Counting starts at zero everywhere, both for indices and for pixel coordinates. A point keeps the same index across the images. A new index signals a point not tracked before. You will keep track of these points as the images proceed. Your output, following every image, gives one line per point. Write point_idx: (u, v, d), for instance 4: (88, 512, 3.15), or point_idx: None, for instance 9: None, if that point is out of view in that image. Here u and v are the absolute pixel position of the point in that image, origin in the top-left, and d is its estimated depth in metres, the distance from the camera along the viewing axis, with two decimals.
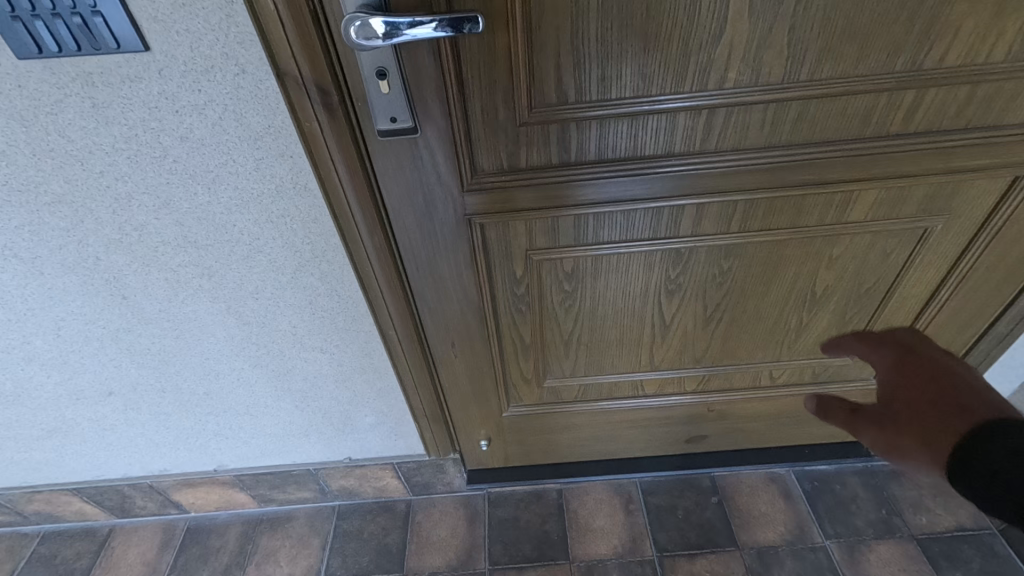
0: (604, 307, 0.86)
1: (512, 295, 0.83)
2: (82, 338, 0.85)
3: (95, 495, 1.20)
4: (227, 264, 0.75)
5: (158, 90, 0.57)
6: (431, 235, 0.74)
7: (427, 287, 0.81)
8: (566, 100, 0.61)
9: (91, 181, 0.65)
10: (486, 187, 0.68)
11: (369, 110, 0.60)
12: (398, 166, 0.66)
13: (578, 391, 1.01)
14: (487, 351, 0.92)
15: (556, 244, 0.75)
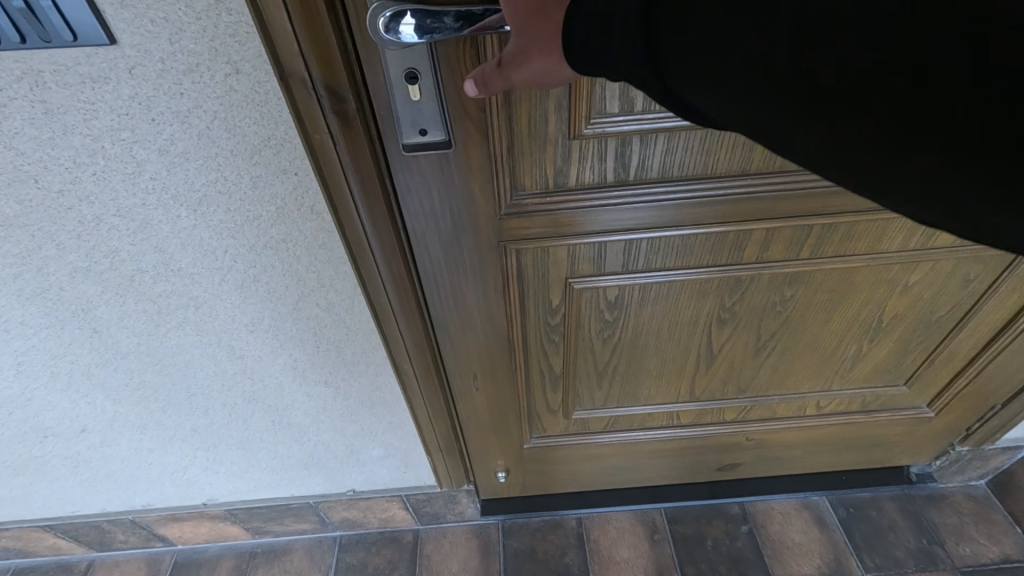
0: (647, 337, 0.76)
1: (545, 325, 0.74)
2: (47, 374, 0.74)
3: (70, 531, 1.09)
4: (216, 293, 0.64)
5: (129, 94, 0.46)
6: (457, 260, 0.64)
7: (451, 317, 0.72)
8: (631, 109, 0.52)
9: (49, 201, 0.53)
10: (525, 209, 0.59)
11: (394, 121, 0.50)
12: (423, 185, 0.56)
13: (608, 422, 0.92)
14: (512, 383, 0.83)
15: (603, 270, 0.67)
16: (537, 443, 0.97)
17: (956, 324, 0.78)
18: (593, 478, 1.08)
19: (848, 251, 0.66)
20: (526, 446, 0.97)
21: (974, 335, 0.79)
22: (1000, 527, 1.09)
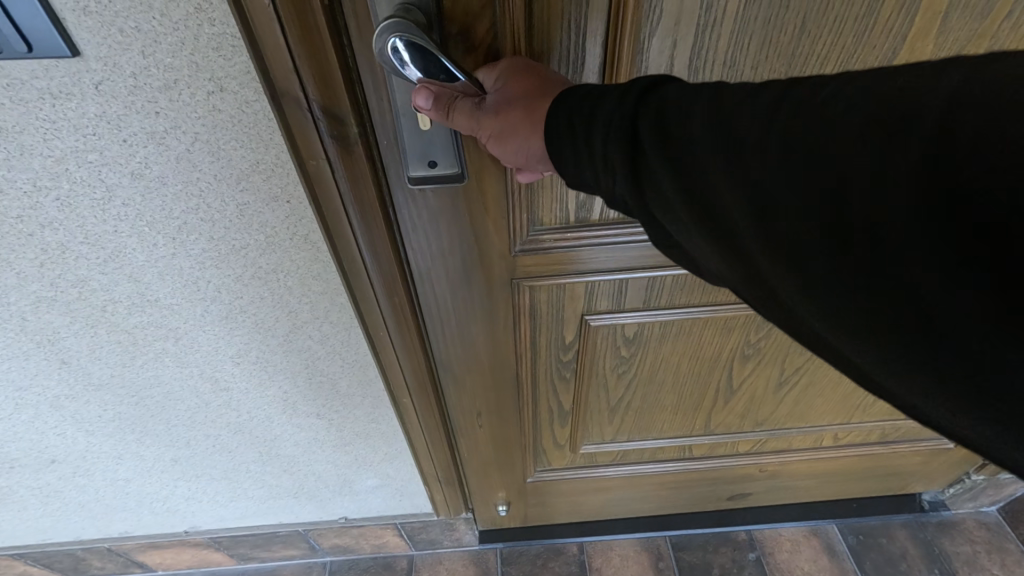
0: (664, 371, 0.72)
1: (556, 361, 0.69)
2: (11, 406, 0.67)
3: (43, 558, 1.02)
4: (198, 325, 0.58)
5: (96, 112, 0.40)
6: (464, 295, 0.60)
7: (455, 354, 0.67)
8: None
9: (7, 227, 0.47)
10: (540, 244, 0.55)
11: (400, 151, 0.45)
12: (430, 217, 0.51)
13: (617, 454, 0.88)
14: (518, 419, 0.78)
15: (622, 306, 0.63)
16: (542, 476, 0.92)
17: None
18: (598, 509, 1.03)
19: None
20: (529, 480, 0.92)
21: None
22: (1013, 557, 1.05)
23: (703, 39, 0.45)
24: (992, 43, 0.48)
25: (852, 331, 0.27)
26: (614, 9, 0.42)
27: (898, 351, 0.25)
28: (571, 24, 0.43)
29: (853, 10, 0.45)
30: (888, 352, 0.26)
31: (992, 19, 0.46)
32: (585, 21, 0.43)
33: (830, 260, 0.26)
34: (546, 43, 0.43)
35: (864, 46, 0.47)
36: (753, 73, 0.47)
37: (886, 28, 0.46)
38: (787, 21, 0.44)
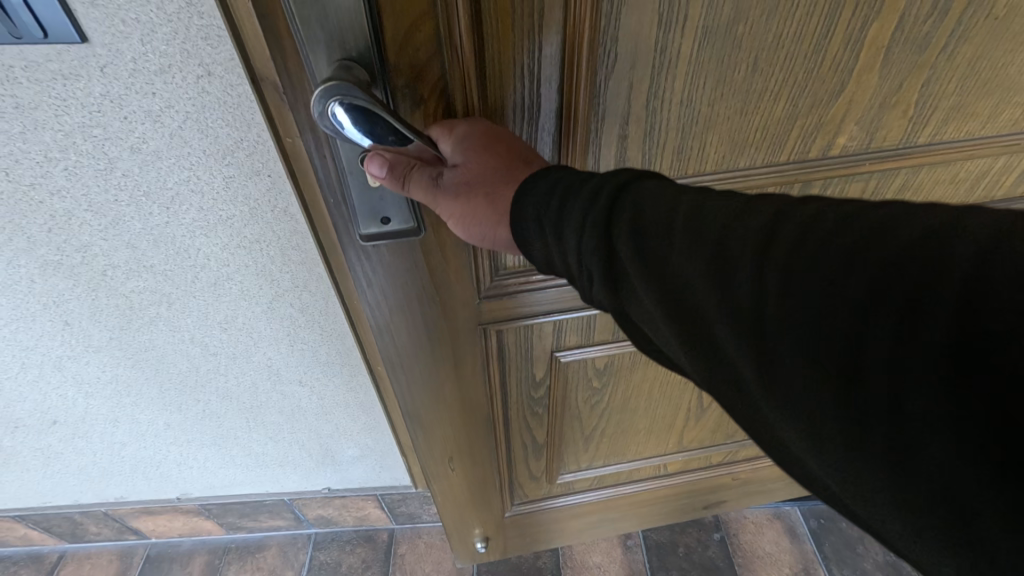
0: (638, 401, 0.84)
1: (528, 398, 0.79)
2: (19, 365, 0.73)
3: (42, 522, 1.08)
4: (190, 291, 0.64)
5: (101, 91, 0.45)
6: (431, 341, 0.65)
7: (418, 400, 0.71)
8: (625, 166, 0.55)
9: (20, 195, 0.53)
10: (506, 288, 0.63)
11: (350, 211, 0.49)
12: (378, 288, 0.57)
13: (592, 480, 0.98)
14: (489, 458, 0.85)
15: (590, 340, 0.73)
16: (519, 510, 0.99)
17: None
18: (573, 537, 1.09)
19: None
20: (508, 515, 0.99)
21: None
22: None
23: (658, 80, 0.49)
24: (930, 74, 0.55)
25: (844, 469, 0.28)
26: (567, 57, 0.46)
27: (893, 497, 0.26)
28: (524, 70, 0.46)
29: (804, 50, 0.50)
30: (880, 492, 0.27)
31: (931, 51, 0.53)
32: (539, 68, 0.46)
33: (828, 405, 0.27)
34: (498, 89, 0.46)
35: (814, 80, 0.53)
36: (711, 109, 0.52)
37: (834, 63, 0.52)
38: (742, 61, 0.49)
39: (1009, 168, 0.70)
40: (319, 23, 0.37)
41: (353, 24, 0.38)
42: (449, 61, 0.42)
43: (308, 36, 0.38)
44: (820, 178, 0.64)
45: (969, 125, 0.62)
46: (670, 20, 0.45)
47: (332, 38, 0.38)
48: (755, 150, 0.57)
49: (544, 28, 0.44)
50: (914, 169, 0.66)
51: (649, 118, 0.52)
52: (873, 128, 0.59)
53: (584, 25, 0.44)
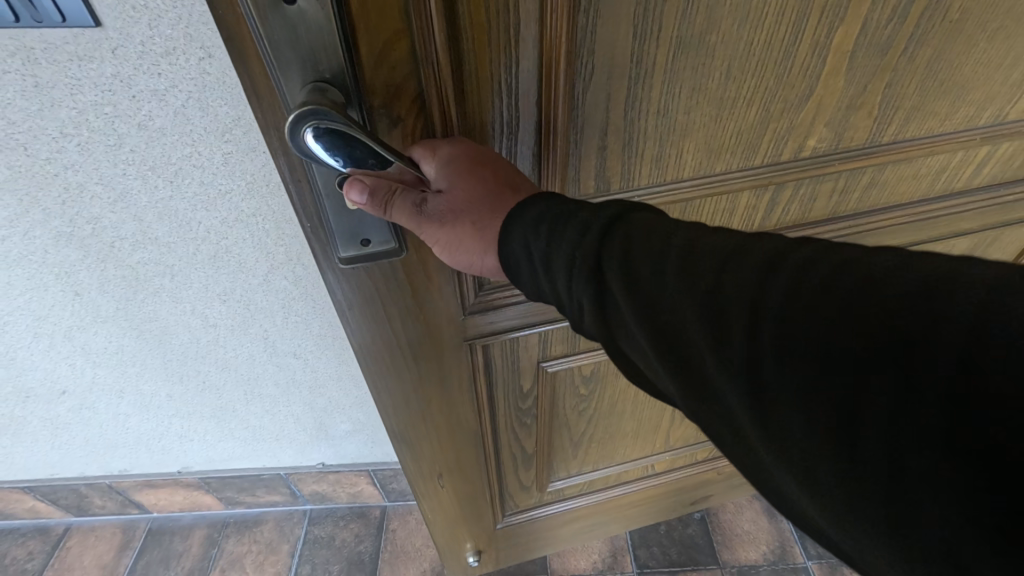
0: (623, 405, 0.87)
1: (516, 411, 0.79)
2: (31, 335, 0.78)
3: (49, 493, 1.13)
4: (191, 263, 0.69)
5: (112, 72, 0.50)
6: (417, 358, 0.64)
7: (404, 420, 0.71)
8: (605, 177, 0.54)
9: (37, 168, 0.58)
10: (491, 302, 0.62)
11: (328, 234, 0.47)
12: (360, 312, 0.55)
13: (582, 486, 1.00)
14: (477, 471, 0.85)
15: (575, 349, 0.75)
16: (511, 522, 1.00)
17: None
18: (565, 540, 1.10)
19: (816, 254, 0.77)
20: (499, 526, 0.99)
21: None
22: None
23: (635, 90, 0.47)
24: (893, 75, 0.56)
25: (837, 513, 0.28)
26: (544, 70, 0.44)
27: (889, 545, 0.27)
28: (502, 86, 0.44)
29: (773, 57, 0.49)
30: (875, 538, 0.27)
31: (891, 54, 0.53)
32: (516, 82, 0.44)
33: (820, 448, 0.28)
34: (475, 105, 0.44)
35: (784, 84, 0.52)
36: (687, 116, 0.51)
37: (802, 68, 0.52)
38: (713, 70, 0.48)
39: (968, 162, 0.72)
40: (287, 41, 0.35)
41: (325, 41, 0.35)
42: (425, 79, 0.40)
43: (277, 55, 0.35)
44: (792, 180, 0.64)
45: (932, 122, 0.63)
46: (643, 31, 0.44)
47: (303, 57, 0.36)
48: (729, 155, 0.57)
49: (521, 41, 0.42)
50: (881, 166, 0.67)
51: (627, 129, 0.50)
52: (841, 129, 0.60)
53: (561, 38, 0.42)
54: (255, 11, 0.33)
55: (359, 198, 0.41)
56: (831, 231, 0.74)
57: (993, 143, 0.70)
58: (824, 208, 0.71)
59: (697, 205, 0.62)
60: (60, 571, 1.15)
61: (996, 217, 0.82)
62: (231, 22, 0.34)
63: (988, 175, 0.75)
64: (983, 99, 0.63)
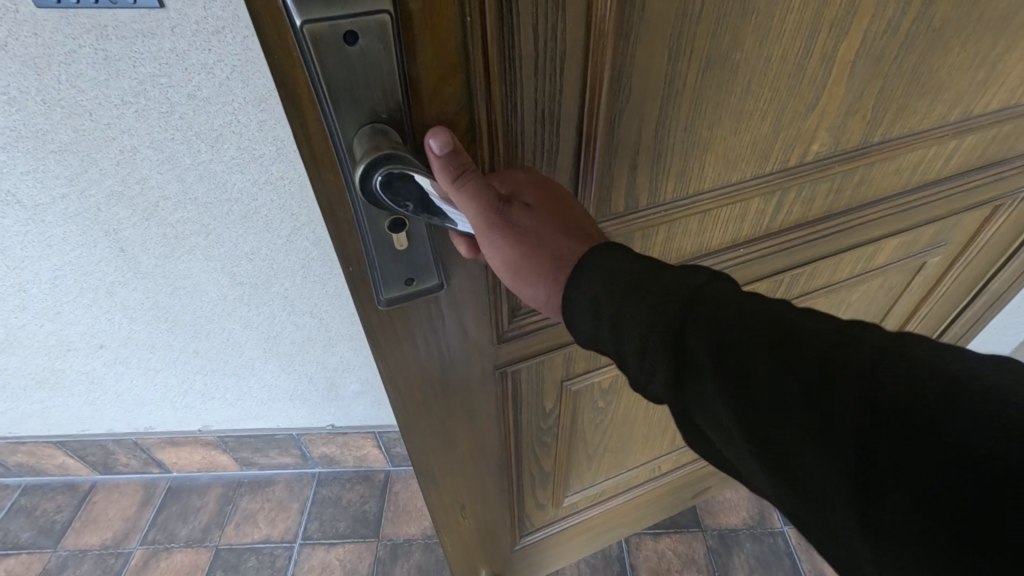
0: (636, 410, 0.88)
1: (538, 431, 0.77)
2: (77, 290, 0.87)
3: (79, 449, 1.22)
4: (224, 222, 0.78)
5: (169, 47, 0.60)
6: (448, 391, 0.61)
7: (431, 454, 0.67)
8: (635, 194, 0.54)
9: (98, 132, 0.67)
10: (525, 328, 0.61)
11: (371, 273, 0.44)
12: (396, 349, 0.52)
13: (594, 496, 0.99)
14: (499, 497, 0.82)
15: (597, 363, 0.74)
16: (528, 542, 0.97)
17: (870, 295, 0.95)
18: (577, 552, 1.09)
19: (820, 253, 0.79)
20: (515, 548, 0.96)
21: (869, 305, 0.98)
22: None
23: (666, 110, 0.47)
24: (884, 81, 0.57)
25: None
26: (586, 93, 0.43)
27: None
28: (545, 113, 0.43)
29: (788, 71, 0.50)
30: None
31: (883, 63, 0.55)
32: (558, 107, 0.43)
33: (918, 538, 0.26)
34: (519, 133, 0.43)
35: (795, 96, 0.53)
36: (709, 132, 0.52)
37: (811, 79, 0.53)
38: (735, 85, 0.49)
39: (939, 156, 0.73)
40: (344, 81, 0.33)
41: (383, 81, 0.34)
42: (476, 110, 0.39)
43: (334, 99, 0.33)
44: (794, 184, 0.64)
45: (909, 121, 0.65)
46: (678, 53, 0.44)
47: (359, 95, 0.34)
48: (745, 164, 0.58)
49: (565, 65, 0.41)
50: (866, 164, 0.68)
51: (657, 146, 0.50)
52: (839, 133, 0.61)
53: (602, 62, 0.41)
54: (314, 52, 0.31)
55: (437, 145, 0.37)
56: (828, 228, 0.75)
57: (963, 137, 0.72)
58: (821, 207, 0.72)
59: (710, 214, 0.62)
60: (86, 522, 1.24)
61: (968, 207, 0.85)
62: (283, 63, 0.32)
63: (961, 167, 0.77)
64: (954, 97, 0.65)
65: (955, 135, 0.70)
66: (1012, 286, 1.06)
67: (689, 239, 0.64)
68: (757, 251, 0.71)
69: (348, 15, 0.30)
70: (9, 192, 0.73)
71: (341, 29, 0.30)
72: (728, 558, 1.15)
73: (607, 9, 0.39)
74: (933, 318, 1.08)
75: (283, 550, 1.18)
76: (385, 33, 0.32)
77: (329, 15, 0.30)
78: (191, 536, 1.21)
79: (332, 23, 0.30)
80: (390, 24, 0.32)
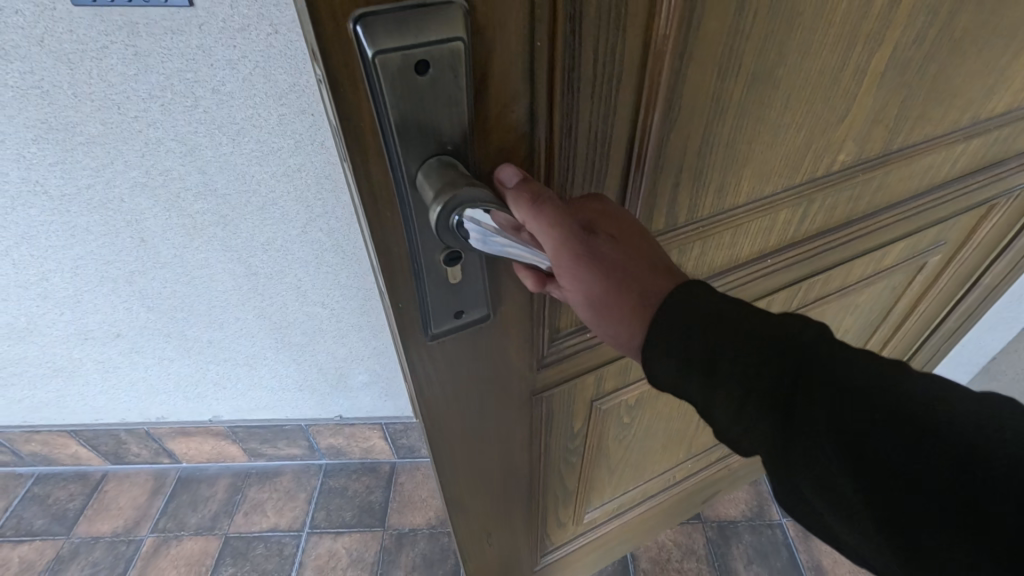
0: (660, 424, 0.86)
1: (565, 451, 0.73)
2: (96, 279, 0.90)
3: (92, 439, 1.25)
4: (242, 213, 0.81)
5: (196, 44, 0.63)
6: (484, 422, 0.57)
7: (463, 486, 0.63)
8: (674, 213, 0.52)
9: (125, 125, 0.70)
10: (564, 351, 0.58)
11: (421, 309, 0.42)
12: (440, 379, 0.49)
13: (612, 509, 0.95)
14: (524, 523, 0.78)
15: (628, 380, 0.71)
16: (548, 561, 0.92)
17: (878, 296, 0.96)
18: (592, 566, 1.06)
19: (839, 261, 0.78)
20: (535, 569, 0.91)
21: (875, 306, 0.99)
22: None
23: (713, 126, 0.46)
24: (909, 90, 0.57)
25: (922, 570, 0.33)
26: (640, 113, 0.42)
27: None
28: (599, 136, 0.41)
29: (825, 82, 0.50)
30: None
31: (912, 70, 0.54)
32: (611, 128, 0.41)
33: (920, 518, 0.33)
34: (572, 156, 0.41)
35: (829, 107, 0.52)
36: (747, 146, 0.50)
37: (842, 91, 0.52)
38: (776, 99, 0.48)
39: (948, 160, 0.72)
40: (412, 111, 0.31)
41: (449, 110, 0.32)
42: (535, 134, 0.38)
43: (399, 131, 0.32)
44: (821, 195, 0.63)
45: (924, 127, 0.63)
46: (727, 68, 0.43)
47: (426, 125, 0.32)
48: (777, 176, 0.56)
49: (620, 85, 0.39)
50: (887, 171, 0.66)
51: (700, 162, 0.49)
52: (863, 142, 0.60)
53: (657, 79, 0.40)
54: (384, 82, 0.29)
55: (512, 179, 0.37)
56: (849, 235, 0.74)
57: (971, 142, 0.72)
58: (843, 213, 0.70)
59: (742, 228, 0.60)
60: (98, 510, 1.27)
61: (971, 207, 0.86)
62: (348, 94, 0.30)
63: (967, 169, 0.77)
64: (967, 103, 0.64)
65: (965, 140, 0.70)
66: (1005, 278, 1.09)
67: (722, 254, 0.62)
68: (783, 262, 0.70)
69: (421, 44, 0.29)
70: (37, 182, 0.76)
71: (413, 59, 0.29)
72: (727, 548, 1.17)
73: (667, 27, 0.38)
74: (931, 314, 1.10)
75: (291, 539, 1.21)
76: (456, 59, 0.30)
77: (402, 44, 0.28)
78: (200, 524, 1.23)
79: (405, 53, 0.29)
80: (463, 52, 0.30)
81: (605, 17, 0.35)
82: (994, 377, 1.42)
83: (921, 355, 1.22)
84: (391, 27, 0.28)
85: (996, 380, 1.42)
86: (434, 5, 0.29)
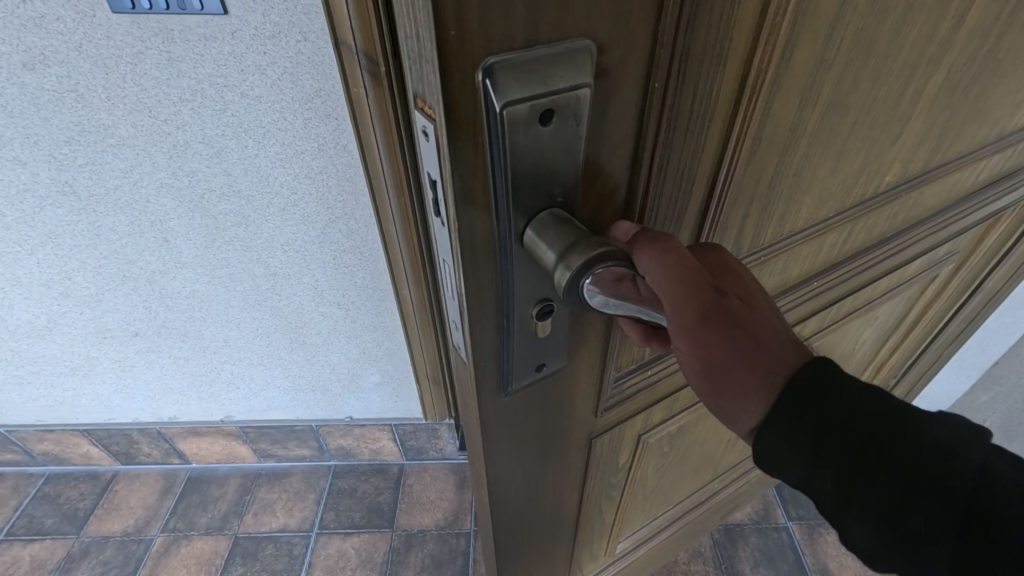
0: (693, 447, 0.86)
1: (608, 485, 0.73)
2: (118, 278, 0.92)
3: (104, 438, 1.26)
4: (263, 215, 0.83)
5: (228, 50, 0.66)
6: (543, 468, 0.56)
7: (515, 532, 0.61)
8: (739, 244, 0.53)
9: (155, 127, 0.72)
10: (623, 392, 0.57)
11: (505, 368, 0.41)
12: (514, 424, 0.47)
13: (640, 536, 0.94)
14: (561, 558, 0.76)
15: (672, 411, 0.72)
16: None
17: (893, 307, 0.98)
18: None
19: (868, 278, 0.80)
20: None
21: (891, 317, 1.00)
22: None
23: (787, 157, 0.48)
24: (952, 109, 0.59)
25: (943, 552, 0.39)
26: (730, 148, 0.42)
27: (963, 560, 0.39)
28: (688, 171, 0.41)
29: (888, 103, 0.51)
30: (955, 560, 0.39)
31: (958, 89, 0.57)
32: (698, 164, 0.42)
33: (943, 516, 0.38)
34: (660, 194, 0.41)
35: (882, 132, 0.54)
36: (811, 173, 0.52)
37: (897, 114, 0.54)
38: (843, 123, 0.49)
39: (972, 175, 0.75)
40: (532, 163, 0.30)
41: (563, 159, 0.31)
42: (636, 177, 0.37)
43: (510, 183, 0.31)
44: (865, 216, 0.65)
45: (958, 144, 0.66)
46: (806, 100, 0.44)
47: (541, 178, 0.31)
48: (830, 200, 0.58)
49: (714, 122, 0.40)
50: (919, 191, 0.69)
51: (768, 194, 0.50)
52: (908, 162, 0.62)
53: (748, 119, 0.41)
54: (507, 135, 0.28)
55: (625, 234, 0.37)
56: (879, 253, 0.75)
57: (994, 156, 0.74)
58: (881, 230, 0.71)
59: (795, 251, 0.61)
60: (108, 508, 1.27)
61: (986, 217, 0.88)
62: (465, 147, 0.29)
63: (987, 181, 0.80)
64: (999, 119, 0.67)
65: (990, 155, 0.72)
66: (1005, 282, 1.12)
67: (773, 278, 0.63)
68: (822, 282, 0.71)
69: (550, 93, 0.28)
70: (66, 183, 0.78)
71: (540, 108, 0.28)
72: (733, 551, 1.18)
73: (763, 66, 0.38)
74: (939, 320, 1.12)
75: (301, 539, 1.22)
76: (579, 106, 0.30)
77: (529, 95, 0.27)
78: (210, 524, 1.24)
79: (533, 103, 0.28)
80: (586, 98, 0.30)
81: (711, 57, 0.35)
82: (998, 381, 1.44)
83: (927, 359, 1.23)
84: (518, 78, 0.27)
85: (1000, 384, 1.44)
86: (562, 51, 0.28)
